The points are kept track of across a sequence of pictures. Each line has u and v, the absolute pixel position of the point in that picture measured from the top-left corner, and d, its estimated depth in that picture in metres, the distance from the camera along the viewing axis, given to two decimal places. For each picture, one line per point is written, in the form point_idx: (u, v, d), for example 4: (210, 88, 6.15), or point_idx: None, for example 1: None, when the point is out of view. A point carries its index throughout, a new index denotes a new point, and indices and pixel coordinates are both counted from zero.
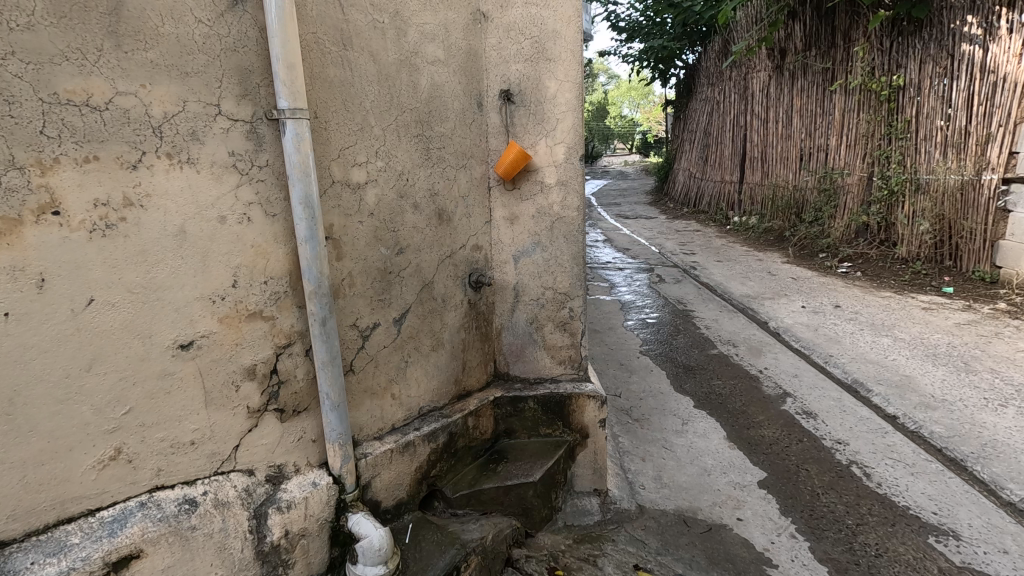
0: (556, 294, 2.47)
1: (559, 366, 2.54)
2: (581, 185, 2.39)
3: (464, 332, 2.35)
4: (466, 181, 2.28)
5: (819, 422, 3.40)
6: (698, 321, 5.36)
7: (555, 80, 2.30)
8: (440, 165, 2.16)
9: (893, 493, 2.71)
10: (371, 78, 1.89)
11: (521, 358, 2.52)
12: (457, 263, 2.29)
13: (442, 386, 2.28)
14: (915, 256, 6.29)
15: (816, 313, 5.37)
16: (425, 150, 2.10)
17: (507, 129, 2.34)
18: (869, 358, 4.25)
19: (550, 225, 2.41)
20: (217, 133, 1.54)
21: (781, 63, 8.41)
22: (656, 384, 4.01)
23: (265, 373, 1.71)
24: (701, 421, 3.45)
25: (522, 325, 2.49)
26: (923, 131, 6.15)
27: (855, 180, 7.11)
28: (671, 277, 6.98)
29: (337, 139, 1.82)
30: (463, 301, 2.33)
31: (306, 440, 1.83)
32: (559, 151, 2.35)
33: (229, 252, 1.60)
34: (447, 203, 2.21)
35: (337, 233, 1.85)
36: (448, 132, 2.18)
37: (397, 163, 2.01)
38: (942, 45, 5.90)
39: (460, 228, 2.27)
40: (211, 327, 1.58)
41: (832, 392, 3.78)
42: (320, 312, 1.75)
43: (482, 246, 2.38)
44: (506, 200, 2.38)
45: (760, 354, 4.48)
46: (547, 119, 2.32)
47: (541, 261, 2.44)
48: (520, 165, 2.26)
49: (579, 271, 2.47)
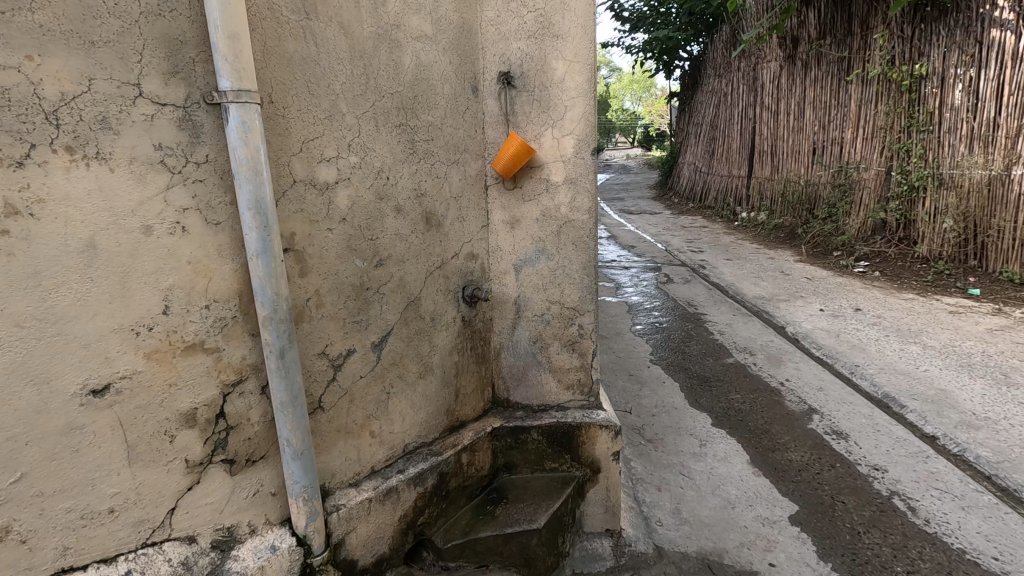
0: (563, 310, 2.15)
1: (566, 391, 2.22)
2: (592, 183, 2.06)
3: (457, 354, 2.03)
4: (459, 178, 1.95)
5: (851, 444, 3.08)
6: (711, 326, 5.03)
7: (563, 60, 1.97)
8: (428, 161, 1.83)
9: (945, 532, 2.39)
10: (341, 55, 1.56)
11: (523, 382, 2.20)
12: (449, 275, 1.96)
13: (431, 419, 1.96)
14: (937, 255, 5.94)
15: (836, 317, 5.03)
16: (410, 142, 1.77)
17: (507, 118, 2.01)
18: (899, 369, 3.92)
19: (556, 230, 2.08)
20: (137, 121, 1.21)
21: (794, 52, 8.02)
22: (669, 398, 3.69)
23: (209, 418, 1.39)
24: (720, 443, 3.14)
25: (525, 344, 2.16)
26: (947, 123, 5.78)
27: (871, 174, 6.75)
28: (679, 277, 6.64)
29: (300, 130, 1.49)
30: (456, 318, 2.01)
31: (264, 494, 1.52)
32: (567, 144, 2.02)
33: (158, 271, 1.27)
34: (436, 205, 1.88)
35: (299, 243, 1.52)
36: (437, 122, 1.85)
37: (375, 159, 1.68)
38: (969, 31, 5.53)
39: (452, 234, 1.95)
40: (134, 366, 1.26)
41: (862, 409, 3.46)
42: (278, 343, 1.43)
43: (478, 254, 2.06)
44: (505, 201, 2.05)
45: (781, 364, 4.15)
46: (553, 107, 1.99)
47: (546, 271, 2.11)
48: (523, 160, 1.93)
49: (591, 283, 2.14)
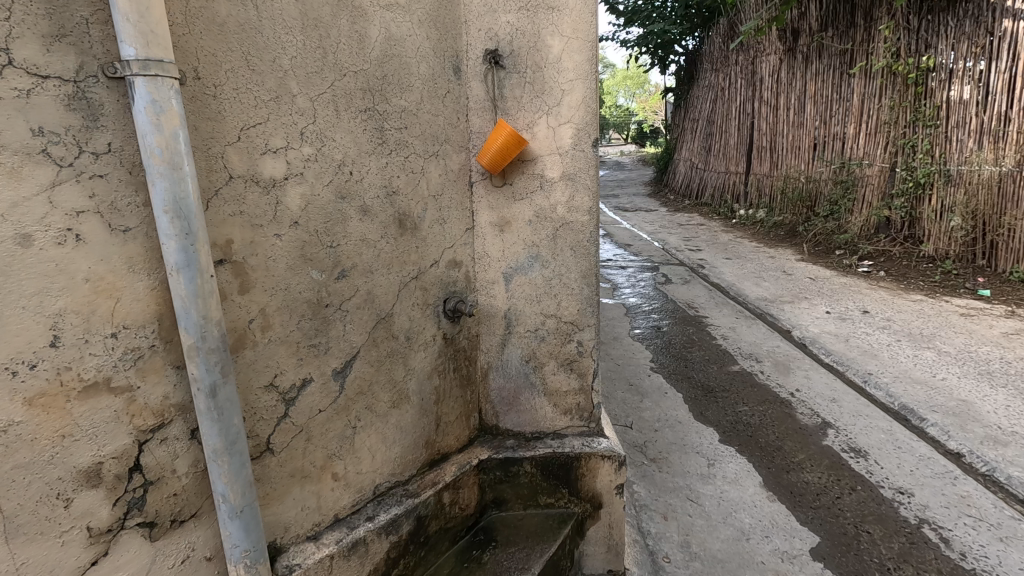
0: (560, 324, 1.88)
1: (563, 417, 1.95)
2: (593, 179, 1.80)
3: (437, 378, 1.76)
4: (438, 173, 1.67)
5: (871, 463, 2.83)
6: (713, 330, 4.77)
7: (560, 36, 1.70)
8: (401, 153, 1.55)
9: (984, 569, 2.15)
10: (290, 23, 1.27)
11: (514, 407, 1.94)
12: (427, 287, 1.68)
13: (407, 453, 1.69)
14: (944, 254, 5.71)
15: (844, 320, 4.78)
16: (379, 130, 1.49)
17: (494, 103, 1.73)
18: (915, 377, 3.68)
19: (551, 233, 1.81)
20: (6, 97, 0.92)
21: (795, 45, 7.76)
22: (673, 410, 3.43)
23: (119, 474, 1.11)
24: (730, 462, 2.89)
25: (516, 364, 1.90)
26: (955, 117, 5.54)
27: (875, 171, 6.51)
28: (678, 277, 6.38)
29: (237, 115, 1.21)
30: (436, 336, 1.73)
31: (197, 559, 1.25)
32: (564, 133, 1.75)
33: (42, 292, 0.98)
34: (411, 205, 1.60)
35: (238, 252, 1.24)
36: (412, 107, 1.57)
37: (336, 150, 1.40)
38: (979, 22, 5.28)
39: (431, 239, 1.67)
40: (9, 417, 0.96)
41: (880, 423, 3.21)
42: (209, 379, 1.15)
43: (461, 262, 1.78)
44: (492, 200, 1.78)
45: (789, 372, 3.89)
46: (548, 91, 1.73)
47: (540, 280, 1.84)
48: (513, 152, 1.66)
49: (592, 294, 1.87)
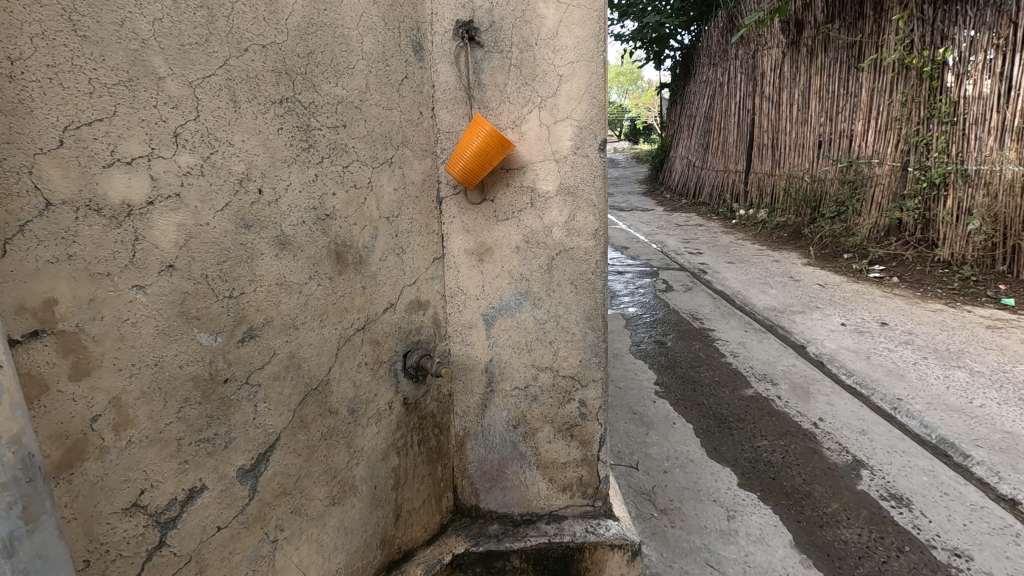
0: (557, 380, 1.46)
1: (561, 494, 1.54)
2: (598, 194, 1.38)
3: (396, 455, 1.34)
4: (393, 188, 1.24)
5: (917, 514, 2.44)
6: (720, 346, 4.35)
7: (555, 4, 1.28)
8: (341, 161, 1.13)
9: None
10: None
11: (498, 483, 1.52)
12: (380, 340, 1.26)
13: (356, 560, 1.27)
14: (960, 259, 5.14)
15: (862, 334, 4.29)
16: (304, 129, 1.06)
17: (468, 93, 1.31)
18: (950, 403, 3.23)
19: (547, 261, 1.40)
20: None
21: (798, 38, 7.20)
22: (683, 446, 3.02)
23: None
24: (752, 514, 2.48)
25: (501, 430, 1.48)
26: (974, 115, 4.94)
27: (885, 170, 5.86)
28: (679, 284, 5.95)
29: (55, 106, 0.77)
30: (394, 403, 1.32)
31: None
32: (561, 132, 1.34)
33: None
34: (354, 231, 1.17)
35: (69, 317, 0.81)
36: (356, 96, 1.14)
37: (236, 159, 0.97)
38: (1001, 10, 4.70)
39: (383, 275, 1.25)
40: None
41: (919, 462, 2.81)
42: None
43: (428, 302, 1.37)
44: (468, 220, 1.37)
45: (810, 398, 3.48)
46: (539, 78, 1.31)
47: (531, 324, 1.43)
48: (494, 158, 1.23)
49: (597, 340, 1.46)
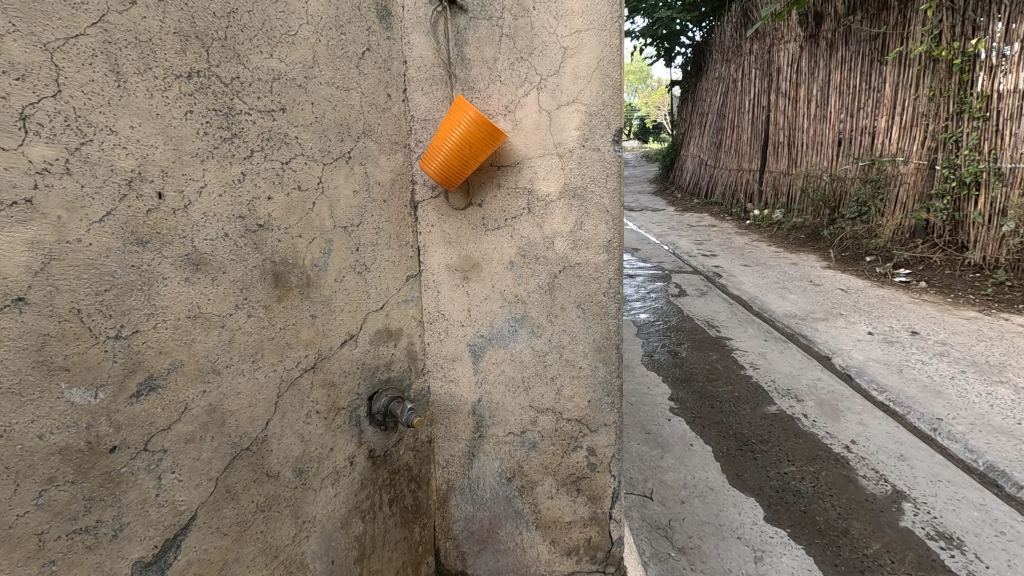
0: (560, 424, 1.22)
1: (566, 558, 1.28)
2: (611, 196, 1.12)
3: (362, 519, 1.09)
4: (351, 189, 0.98)
5: (974, 560, 2.09)
6: (739, 358, 4.02)
7: None
8: (278, 155, 0.87)
9: None
10: None
11: (489, 546, 1.27)
12: (338, 382, 1.02)
13: None
14: (993, 263, 4.72)
15: (891, 344, 3.90)
16: (225, 113, 0.81)
17: (449, 70, 1.05)
18: (997, 425, 2.82)
19: (545, 280, 1.14)
20: None
21: (817, 31, 6.82)
22: (702, 473, 2.69)
23: None
24: (782, 555, 2.16)
25: (492, 483, 1.23)
26: (1009, 109, 4.55)
27: (911, 168, 5.47)
28: (692, 288, 5.64)
29: None
30: (358, 457, 1.07)
31: None
32: (564, 118, 1.08)
33: None
34: (299, 247, 0.92)
35: None
36: (296, 71, 0.88)
37: (118, 150, 0.71)
38: None
39: (340, 300, 0.99)
40: None
41: (968, 493, 2.44)
42: None
43: (400, 330, 1.11)
44: (450, 229, 1.11)
45: (839, 417, 3.13)
46: (538, 52, 1.05)
47: (527, 356, 1.18)
48: (479, 151, 0.97)
49: (607, 375, 1.21)
